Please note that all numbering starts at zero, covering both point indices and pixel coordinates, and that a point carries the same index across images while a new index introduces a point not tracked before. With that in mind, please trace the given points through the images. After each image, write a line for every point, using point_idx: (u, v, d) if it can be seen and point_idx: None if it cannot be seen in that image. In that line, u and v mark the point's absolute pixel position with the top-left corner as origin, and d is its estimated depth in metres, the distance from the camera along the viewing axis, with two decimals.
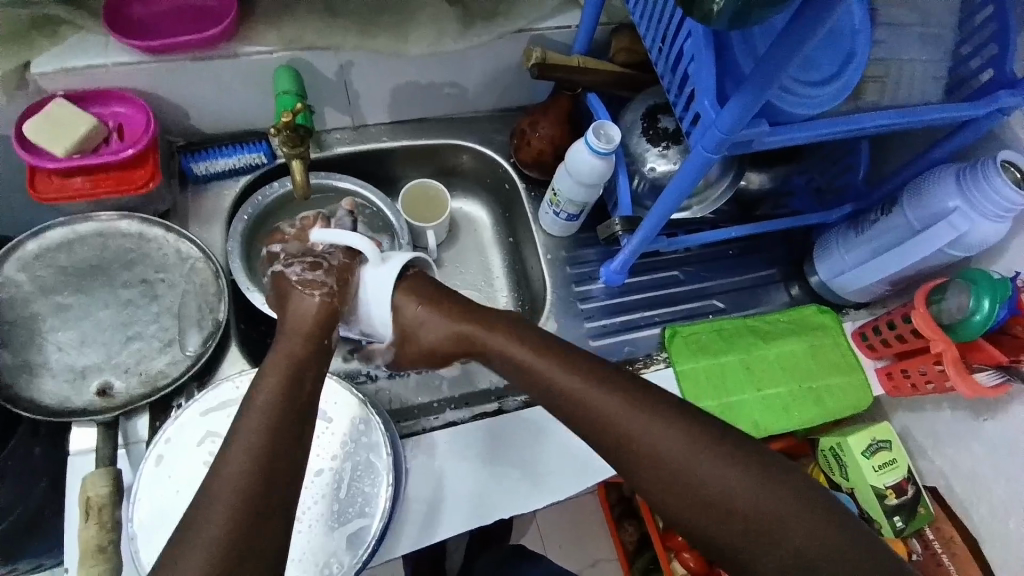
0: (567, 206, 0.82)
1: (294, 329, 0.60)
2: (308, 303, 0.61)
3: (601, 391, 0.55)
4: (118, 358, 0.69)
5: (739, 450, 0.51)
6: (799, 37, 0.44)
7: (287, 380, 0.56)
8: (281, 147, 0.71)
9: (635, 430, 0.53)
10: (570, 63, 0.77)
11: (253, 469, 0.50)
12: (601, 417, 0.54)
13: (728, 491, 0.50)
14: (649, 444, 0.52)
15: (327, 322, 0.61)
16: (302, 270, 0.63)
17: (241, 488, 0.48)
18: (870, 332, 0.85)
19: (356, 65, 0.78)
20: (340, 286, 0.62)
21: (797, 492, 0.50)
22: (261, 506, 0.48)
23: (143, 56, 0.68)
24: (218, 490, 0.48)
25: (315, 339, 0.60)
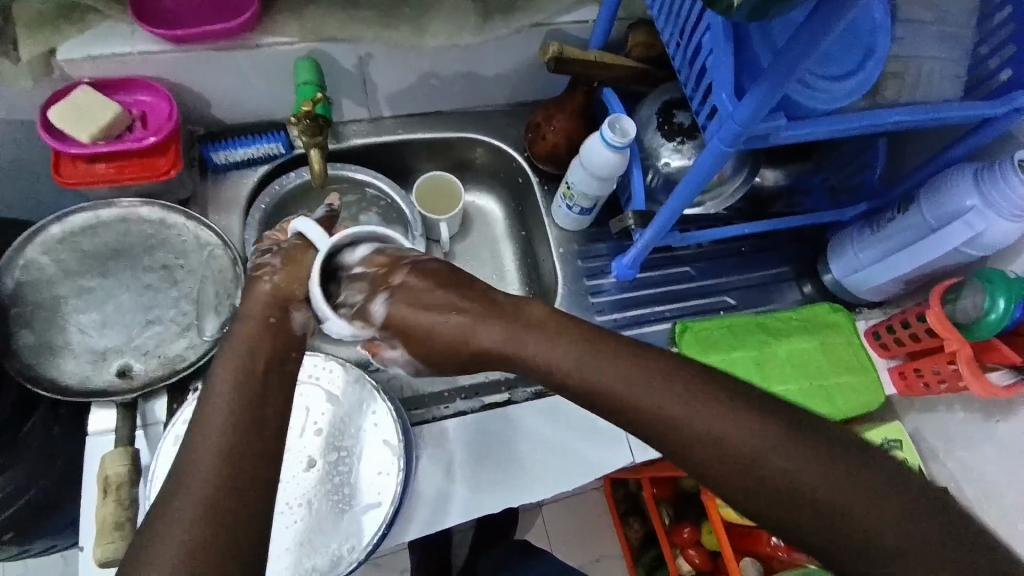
0: (580, 200, 0.82)
1: (249, 314, 0.58)
2: (264, 288, 0.60)
3: (635, 377, 0.50)
4: (138, 341, 0.70)
5: (766, 414, 0.47)
6: (820, 28, 0.44)
7: (242, 370, 0.53)
8: (299, 137, 0.72)
9: (680, 419, 0.48)
10: (586, 57, 0.77)
11: (220, 458, 0.48)
12: (643, 407, 0.49)
13: (796, 477, 0.45)
14: (700, 433, 0.47)
15: (282, 299, 0.59)
16: (258, 257, 0.62)
17: (211, 476, 0.47)
18: (883, 330, 0.85)
19: (374, 57, 0.79)
20: (288, 264, 0.60)
21: (840, 460, 0.45)
22: (235, 495, 0.47)
23: (168, 45, 0.70)
24: (190, 475, 0.47)
25: (267, 317, 0.58)
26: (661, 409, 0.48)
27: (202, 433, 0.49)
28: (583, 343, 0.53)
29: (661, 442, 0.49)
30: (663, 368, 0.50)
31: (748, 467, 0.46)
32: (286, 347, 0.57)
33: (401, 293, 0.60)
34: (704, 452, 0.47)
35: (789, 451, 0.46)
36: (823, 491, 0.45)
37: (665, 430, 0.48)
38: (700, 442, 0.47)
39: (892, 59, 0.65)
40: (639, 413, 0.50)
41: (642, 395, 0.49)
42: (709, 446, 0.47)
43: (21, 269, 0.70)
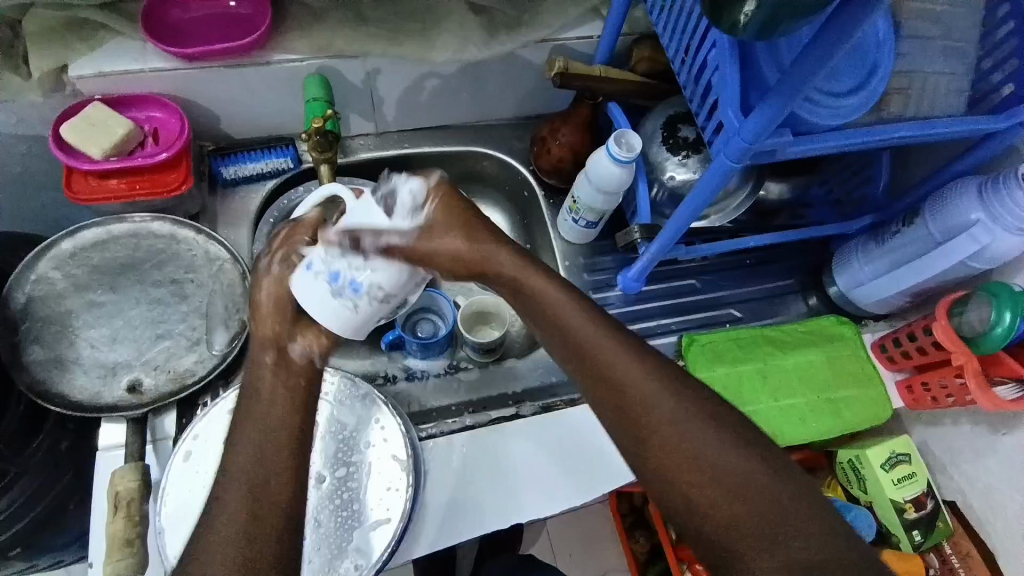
0: (586, 214, 0.82)
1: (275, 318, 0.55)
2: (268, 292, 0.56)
3: (618, 348, 0.52)
4: (147, 355, 0.70)
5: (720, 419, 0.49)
6: (827, 48, 0.45)
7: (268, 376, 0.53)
8: (309, 152, 0.72)
9: (645, 396, 0.50)
10: (591, 73, 0.78)
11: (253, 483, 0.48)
12: (620, 375, 0.51)
13: (745, 484, 0.46)
14: (658, 420, 0.49)
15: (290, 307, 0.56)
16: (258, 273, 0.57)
17: (243, 500, 0.47)
18: (889, 343, 0.85)
19: (382, 73, 0.80)
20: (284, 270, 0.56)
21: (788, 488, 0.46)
22: (265, 520, 0.47)
23: (180, 63, 0.71)
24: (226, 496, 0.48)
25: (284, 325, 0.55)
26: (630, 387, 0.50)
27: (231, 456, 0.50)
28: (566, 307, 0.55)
29: (625, 417, 0.50)
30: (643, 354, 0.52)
31: (703, 457, 0.47)
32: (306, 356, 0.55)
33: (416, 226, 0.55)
34: (659, 438, 0.49)
35: (733, 451, 0.48)
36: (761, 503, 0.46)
37: (631, 402, 0.50)
38: (657, 426, 0.49)
39: (897, 75, 0.65)
40: (611, 382, 0.51)
41: (624, 365, 0.51)
42: (666, 428, 0.49)
43: (33, 284, 0.71)
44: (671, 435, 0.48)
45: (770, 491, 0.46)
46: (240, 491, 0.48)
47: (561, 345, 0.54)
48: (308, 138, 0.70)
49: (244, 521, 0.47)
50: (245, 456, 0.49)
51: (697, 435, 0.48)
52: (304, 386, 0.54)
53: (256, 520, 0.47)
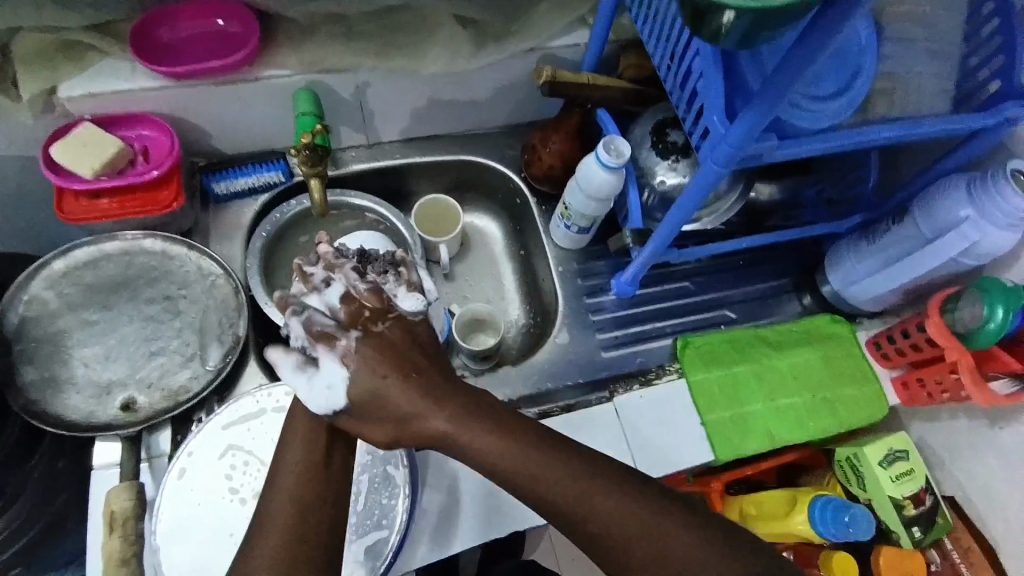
0: (578, 219, 0.83)
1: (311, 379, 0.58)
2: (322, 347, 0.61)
3: (524, 451, 0.51)
4: (141, 373, 0.70)
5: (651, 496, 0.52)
6: (807, 54, 0.45)
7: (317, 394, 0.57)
8: (299, 167, 0.73)
9: (554, 489, 0.51)
10: (579, 80, 0.78)
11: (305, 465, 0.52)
12: (527, 477, 0.51)
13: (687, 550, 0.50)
14: (591, 521, 0.50)
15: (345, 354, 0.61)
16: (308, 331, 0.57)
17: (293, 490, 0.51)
18: (884, 340, 0.85)
19: (372, 86, 0.81)
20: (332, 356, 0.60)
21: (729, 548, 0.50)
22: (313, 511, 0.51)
23: (169, 82, 0.71)
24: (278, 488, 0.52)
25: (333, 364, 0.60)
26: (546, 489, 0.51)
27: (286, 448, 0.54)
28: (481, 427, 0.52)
29: (542, 511, 0.51)
30: (553, 447, 0.52)
31: (621, 540, 0.50)
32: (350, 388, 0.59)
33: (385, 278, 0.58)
34: (618, 541, 0.50)
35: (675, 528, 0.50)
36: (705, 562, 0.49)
37: (547, 497, 0.51)
38: (575, 516, 0.51)
39: (881, 76, 0.66)
40: (518, 483, 0.51)
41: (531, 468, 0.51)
42: (579, 517, 0.50)
43: (26, 303, 0.71)
44: (604, 530, 0.50)
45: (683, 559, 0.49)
46: (289, 503, 0.51)
47: (503, 483, 0.52)
48: (301, 156, 0.71)
49: (297, 526, 0.49)
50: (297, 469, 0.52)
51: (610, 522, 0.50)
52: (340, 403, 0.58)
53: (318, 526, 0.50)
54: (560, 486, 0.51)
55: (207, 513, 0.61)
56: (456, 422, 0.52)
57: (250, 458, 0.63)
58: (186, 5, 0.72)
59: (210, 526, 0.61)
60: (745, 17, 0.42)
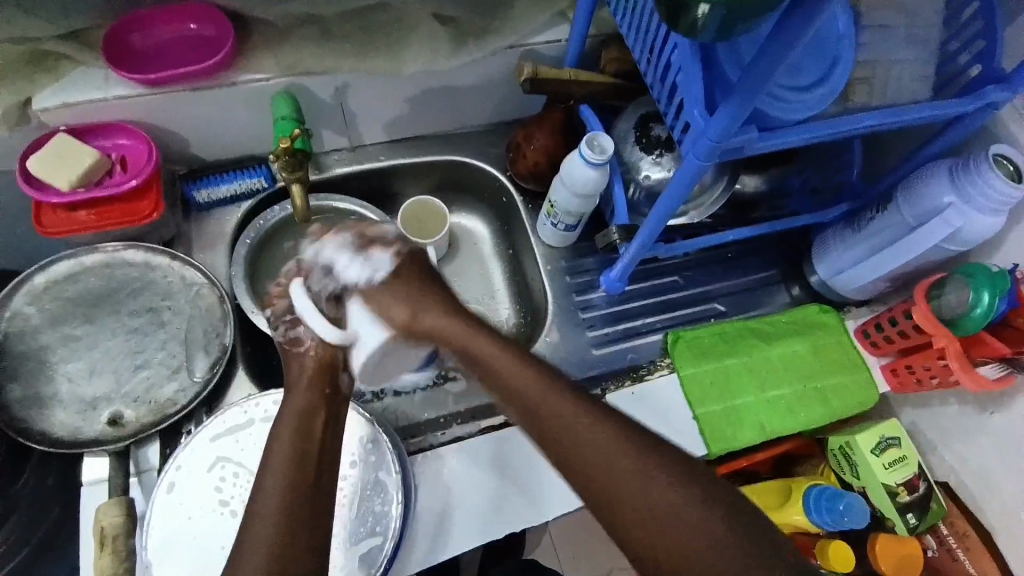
0: (564, 217, 0.82)
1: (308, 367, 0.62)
2: (306, 356, 0.62)
3: (556, 397, 0.58)
4: (127, 387, 0.70)
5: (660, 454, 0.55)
6: (785, 44, 0.45)
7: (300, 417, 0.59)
8: (280, 173, 0.72)
9: (573, 430, 0.56)
10: (561, 76, 0.77)
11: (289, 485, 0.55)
12: (554, 416, 0.57)
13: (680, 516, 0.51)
14: (596, 464, 0.54)
15: (324, 367, 0.61)
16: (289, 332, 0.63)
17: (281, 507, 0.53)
18: (872, 328, 0.85)
19: (352, 87, 0.80)
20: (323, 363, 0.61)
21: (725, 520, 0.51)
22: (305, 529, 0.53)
23: (143, 89, 0.70)
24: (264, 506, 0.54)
25: (321, 385, 0.62)
26: (567, 429, 0.56)
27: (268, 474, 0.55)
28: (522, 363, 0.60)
29: (557, 449, 0.56)
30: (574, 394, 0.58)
31: (624, 477, 0.53)
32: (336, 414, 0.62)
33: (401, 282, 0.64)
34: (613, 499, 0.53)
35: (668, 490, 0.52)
36: (693, 532, 0.50)
37: (562, 440, 0.56)
38: (583, 458, 0.55)
39: (861, 64, 0.66)
40: (544, 420, 0.57)
41: (555, 410, 0.57)
42: (584, 458, 0.54)
43: (7, 320, 0.70)
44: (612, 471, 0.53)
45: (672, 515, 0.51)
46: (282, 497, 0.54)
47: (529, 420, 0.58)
48: (280, 162, 0.71)
49: (291, 516, 0.53)
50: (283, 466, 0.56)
51: (617, 469, 0.53)
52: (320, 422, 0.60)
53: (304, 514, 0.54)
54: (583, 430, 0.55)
55: (197, 526, 0.60)
56: (490, 355, 0.61)
57: (240, 470, 0.63)
58: (158, 10, 0.71)
59: (201, 539, 0.60)
60: (720, 10, 0.41)
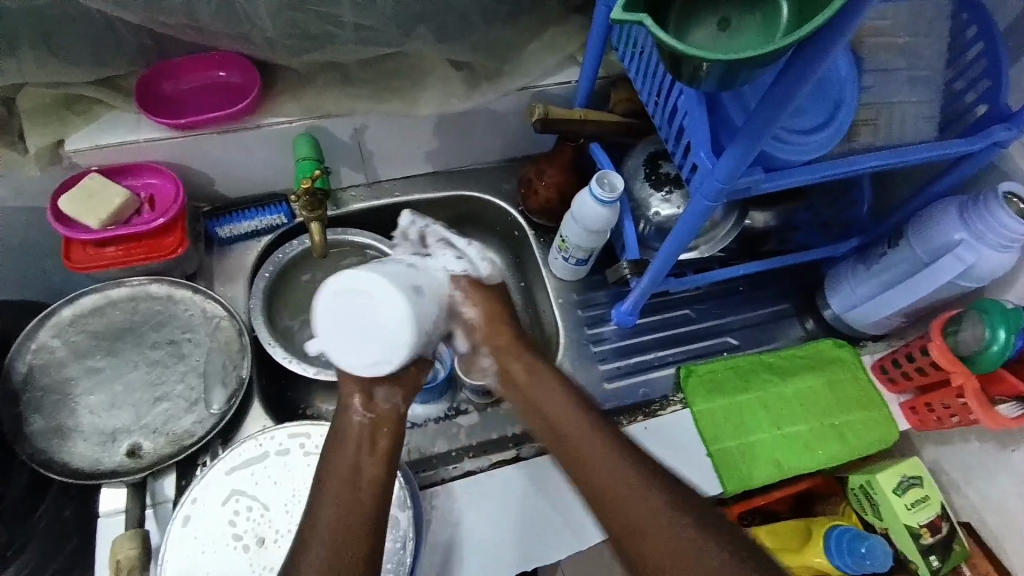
0: (575, 252, 0.83)
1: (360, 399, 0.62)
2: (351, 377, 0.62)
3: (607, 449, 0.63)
4: (146, 419, 0.71)
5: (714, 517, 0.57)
6: (787, 92, 0.46)
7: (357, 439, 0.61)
8: (299, 211, 0.74)
9: (588, 457, 0.63)
10: (571, 116, 0.80)
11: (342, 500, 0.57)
12: (605, 477, 0.60)
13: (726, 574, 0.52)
14: (646, 521, 0.57)
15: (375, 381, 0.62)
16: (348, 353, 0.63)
17: (336, 516, 0.56)
18: (889, 364, 0.84)
19: (370, 128, 0.83)
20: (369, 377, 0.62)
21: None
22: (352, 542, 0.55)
23: (174, 133, 0.74)
24: (320, 522, 0.56)
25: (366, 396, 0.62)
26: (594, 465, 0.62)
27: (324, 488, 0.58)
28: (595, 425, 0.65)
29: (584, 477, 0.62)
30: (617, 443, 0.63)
31: (671, 533, 0.55)
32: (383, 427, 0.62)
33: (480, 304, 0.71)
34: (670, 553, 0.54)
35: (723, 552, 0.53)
36: None
37: (585, 464, 0.62)
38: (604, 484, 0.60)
39: (864, 106, 0.67)
40: (595, 481, 0.61)
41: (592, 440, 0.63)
42: (624, 506, 0.58)
43: (33, 352, 0.72)
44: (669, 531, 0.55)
45: (677, 538, 0.55)
46: (333, 513, 0.57)
47: (577, 463, 0.63)
48: (299, 202, 0.73)
49: (345, 516, 0.56)
50: (335, 487, 0.58)
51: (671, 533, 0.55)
52: (378, 431, 0.62)
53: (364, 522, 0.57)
54: (638, 482, 0.59)
55: (210, 562, 0.60)
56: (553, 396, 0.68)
57: (256, 503, 0.63)
58: (188, 59, 0.74)
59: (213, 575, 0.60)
60: (718, 72, 0.43)
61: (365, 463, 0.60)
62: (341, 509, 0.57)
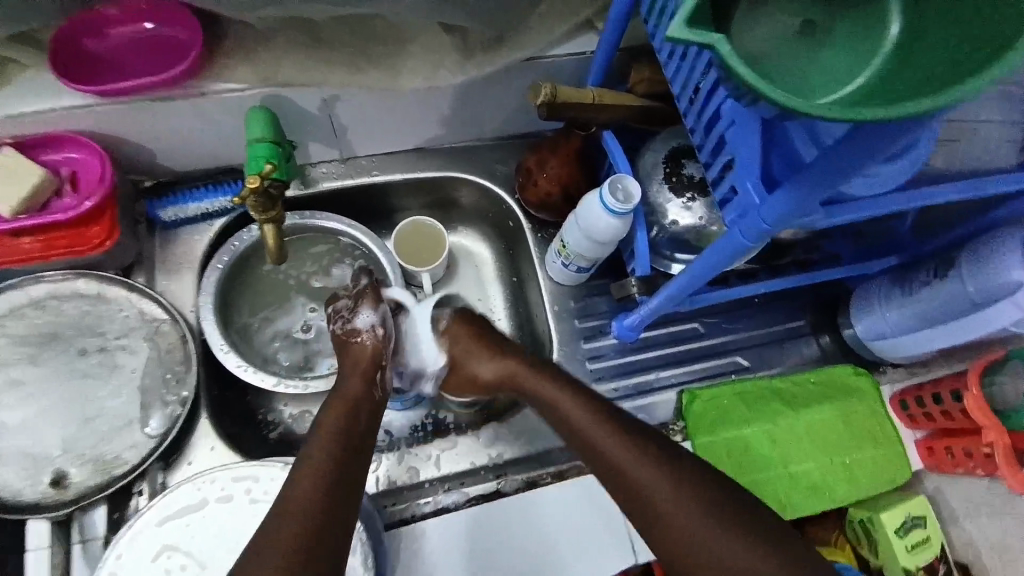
0: (577, 260, 0.73)
1: (353, 367, 0.64)
2: (364, 346, 0.65)
3: (650, 465, 0.53)
4: (73, 442, 0.62)
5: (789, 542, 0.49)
6: (878, 140, 0.34)
7: (348, 412, 0.59)
8: (250, 212, 0.60)
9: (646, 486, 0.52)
10: (584, 98, 0.67)
11: (322, 494, 0.50)
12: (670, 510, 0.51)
13: None
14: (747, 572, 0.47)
15: (376, 360, 0.65)
16: (343, 323, 0.67)
17: (314, 500, 0.50)
18: (911, 399, 0.78)
19: (342, 99, 0.69)
20: (342, 356, 0.66)
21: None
22: (323, 538, 0.48)
23: (96, 99, 0.60)
24: (294, 504, 0.49)
25: (370, 375, 0.64)
26: (655, 490, 0.52)
27: (306, 470, 0.52)
28: (632, 439, 0.55)
29: (637, 509, 0.53)
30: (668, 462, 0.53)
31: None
32: (375, 411, 0.61)
33: (457, 346, 0.69)
34: None
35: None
36: None
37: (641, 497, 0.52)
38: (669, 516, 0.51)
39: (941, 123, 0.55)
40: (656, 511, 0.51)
41: (631, 463, 0.54)
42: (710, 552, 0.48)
43: None
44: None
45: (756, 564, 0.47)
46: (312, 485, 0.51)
47: (612, 480, 0.55)
48: (248, 202, 0.59)
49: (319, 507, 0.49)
50: (316, 475, 0.51)
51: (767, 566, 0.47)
52: (353, 408, 0.60)
53: (326, 495, 0.50)
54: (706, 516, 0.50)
55: None
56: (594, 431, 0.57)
57: (183, 556, 0.53)
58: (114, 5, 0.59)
59: None
60: (770, 105, 0.33)
61: (359, 429, 0.58)
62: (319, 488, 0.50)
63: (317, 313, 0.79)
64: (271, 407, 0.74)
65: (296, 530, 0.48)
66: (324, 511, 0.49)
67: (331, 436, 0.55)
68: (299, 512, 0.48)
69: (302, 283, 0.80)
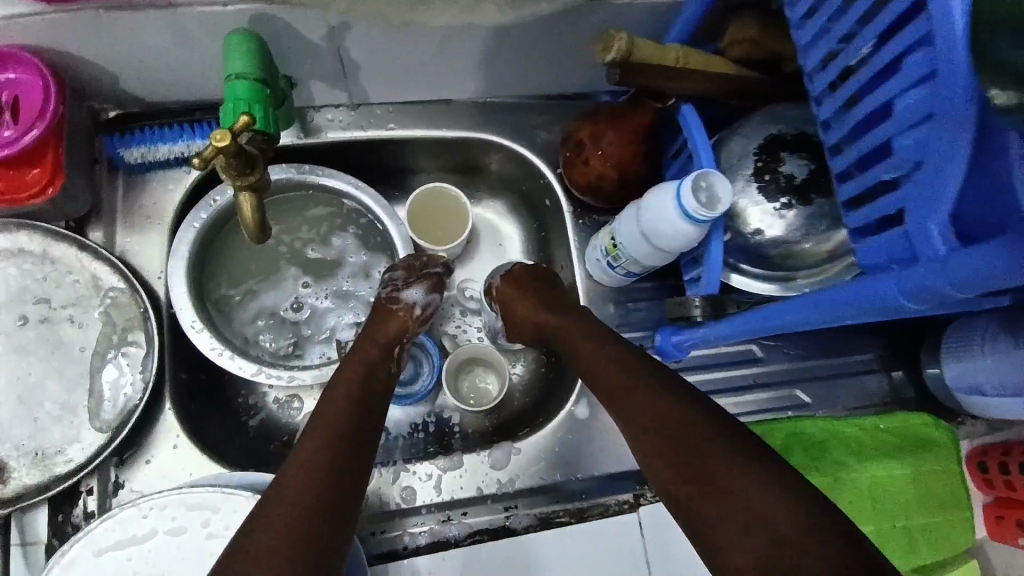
0: (628, 264, 0.60)
1: (371, 337, 0.55)
2: (396, 320, 0.57)
3: (712, 442, 0.41)
4: (10, 429, 0.52)
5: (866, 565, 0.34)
6: None
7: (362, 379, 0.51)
8: (222, 176, 0.45)
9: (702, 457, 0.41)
10: (664, 58, 0.51)
11: (329, 466, 0.42)
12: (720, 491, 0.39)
13: None
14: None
15: (402, 332, 0.57)
16: (390, 289, 0.59)
17: (316, 474, 0.41)
18: (991, 463, 0.68)
19: (353, 29, 0.53)
20: (378, 318, 0.58)
21: None
22: (328, 517, 0.39)
23: (41, 6, 0.46)
24: (297, 477, 0.41)
25: (389, 349, 0.55)
26: (712, 465, 0.40)
27: (312, 438, 0.44)
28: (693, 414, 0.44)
29: (684, 486, 0.41)
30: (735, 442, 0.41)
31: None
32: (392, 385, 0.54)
33: (509, 298, 0.62)
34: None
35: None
36: None
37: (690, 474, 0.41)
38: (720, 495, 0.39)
39: None
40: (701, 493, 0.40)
41: (682, 429, 0.43)
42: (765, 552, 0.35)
43: None
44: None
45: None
46: (317, 454, 0.42)
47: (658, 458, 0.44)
48: (216, 162, 0.44)
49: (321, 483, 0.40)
50: (325, 441, 0.43)
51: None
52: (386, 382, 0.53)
53: (333, 467, 0.42)
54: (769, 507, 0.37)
55: None
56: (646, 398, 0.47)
57: None
58: None
59: None
60: None
61: (374, 396, 0.50)
62: (324, 460, 0.42)
63: (310, 290, 0.67)
64: (252, 389, 0.63)
65: (299, 504, 0.39)
66: (333, 486, 0.41)
67: (343, 403, 0.47)
68: (301, 487, 0.40)
69: (295, 252, 0.67)
